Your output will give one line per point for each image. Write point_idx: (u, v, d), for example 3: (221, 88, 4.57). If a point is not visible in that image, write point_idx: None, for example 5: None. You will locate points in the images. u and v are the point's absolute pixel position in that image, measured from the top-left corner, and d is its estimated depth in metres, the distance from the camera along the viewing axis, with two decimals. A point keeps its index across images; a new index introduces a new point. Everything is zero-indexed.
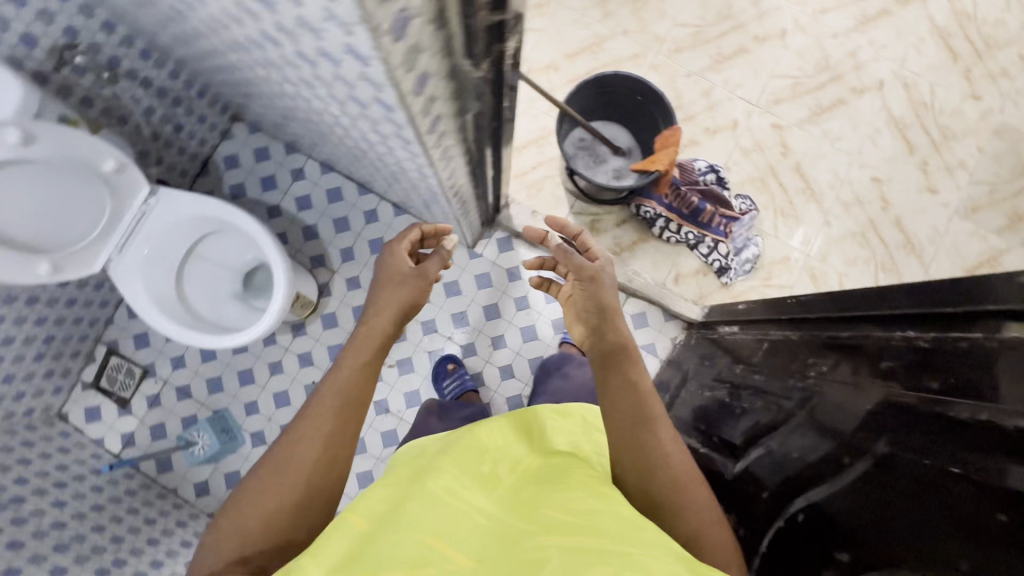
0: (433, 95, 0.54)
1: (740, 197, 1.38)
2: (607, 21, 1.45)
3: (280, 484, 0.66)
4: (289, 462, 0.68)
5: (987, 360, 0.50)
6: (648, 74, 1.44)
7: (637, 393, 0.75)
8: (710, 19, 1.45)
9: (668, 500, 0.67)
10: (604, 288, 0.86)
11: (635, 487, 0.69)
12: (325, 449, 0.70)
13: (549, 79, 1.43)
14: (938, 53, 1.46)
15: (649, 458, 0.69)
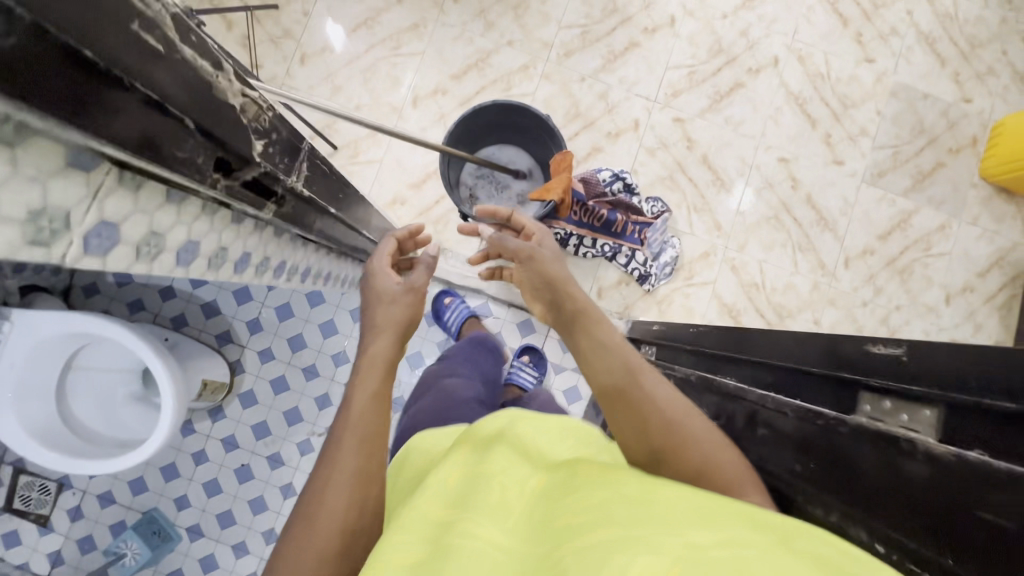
0: (225, 244, 0.48)
1: (651, 200, 1.35)
2: (490, 33, 1.38)
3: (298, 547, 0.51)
4: (312, 510, 0.53)
5: (837, 450, 0.49)
6: (541, 85, 1.38)
7: (621, 344, 0.68)
8: (596, 17, 1.40)
9: (679, 451, 0.57)
10: (545, 261, 0.85)
11: (643, 450, 0.58)
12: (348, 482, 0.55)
13: (435, 106, 1.36)
14: (829, 18, 1.45)
15: (647, 409, 0.60)
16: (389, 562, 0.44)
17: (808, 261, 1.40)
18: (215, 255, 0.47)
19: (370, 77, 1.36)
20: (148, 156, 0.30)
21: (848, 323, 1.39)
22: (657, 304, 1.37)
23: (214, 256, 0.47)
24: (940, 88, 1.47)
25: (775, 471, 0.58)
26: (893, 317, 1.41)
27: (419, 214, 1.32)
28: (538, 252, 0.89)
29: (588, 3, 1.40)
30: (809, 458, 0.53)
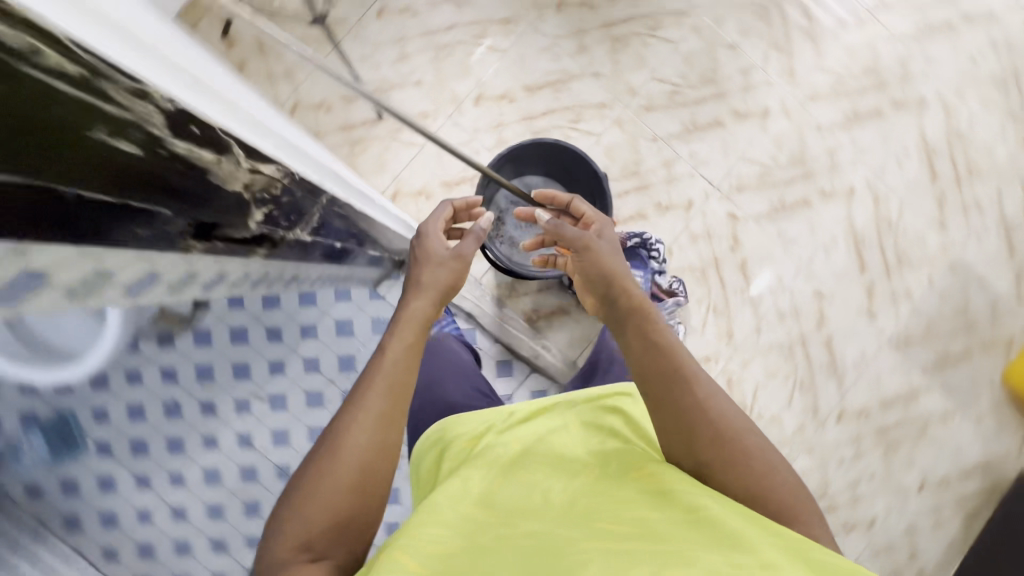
0: (107, 273, 0.37)
1: (674, 278, 1.28)
2: (579, 58, 1.29)
3: (317, 494, 0.58)
4: (332, 463, 0.60)
5: None
6: (610, 130, 1.29)
7: (681, 349, 0.70)
8: (691, 81, 1.31)
9: (720, 468, 0.63)
10: (603, 256, 0.83)
11: (684, 459, 0.65)
12: (371, 449, 0.61)
13: (496, 111, 1.27)
14: (920, 171, 1.38)
15: (696, 415, 0.65)
16: (423, 551, 0.53)
17: (804, 402, 1.34)
18: (94, 279, 0.37)
19: (442, 56, 1.26)
20: (90, 235, 0.32)
21: (817, 476, 1.35)
22: None
23: (90, 281, 0.37)
24: (998, 280, 1.40)
25: None
26: (862, 485, 1.36)
27: None
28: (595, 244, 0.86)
29: (689, 64, 1.31)
30: None
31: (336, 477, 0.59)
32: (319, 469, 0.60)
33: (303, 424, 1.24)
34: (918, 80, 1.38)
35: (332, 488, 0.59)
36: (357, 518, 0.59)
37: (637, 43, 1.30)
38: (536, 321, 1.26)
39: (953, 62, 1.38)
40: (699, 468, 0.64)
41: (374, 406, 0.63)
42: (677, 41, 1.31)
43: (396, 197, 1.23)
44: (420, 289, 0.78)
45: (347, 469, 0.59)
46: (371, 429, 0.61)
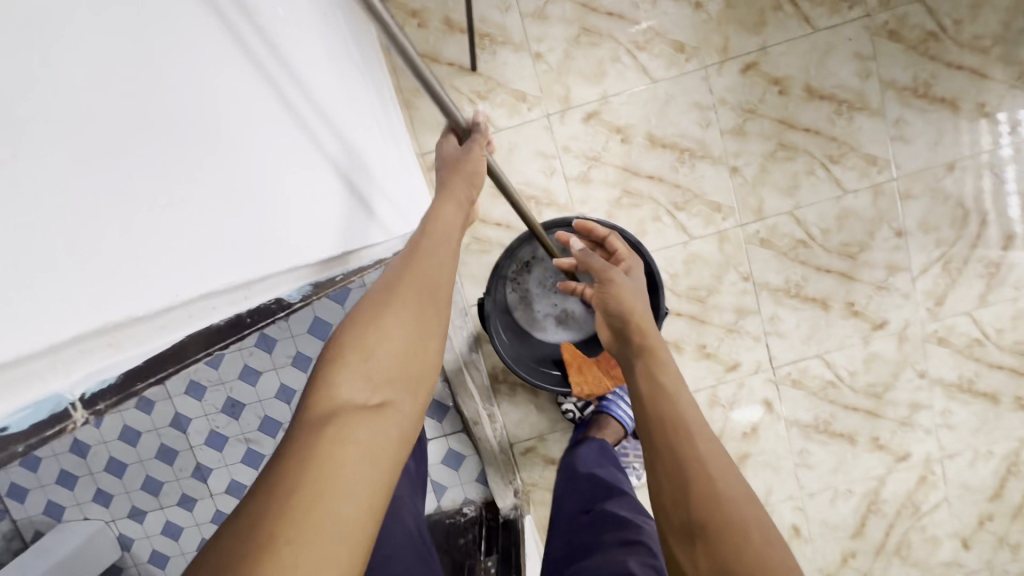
0: None
1: None
2: (729, 140, 1.01)
3: (376, 324, 0.45)
4: (389, 293, 0.48)
5: None
6: (706, 239, 1.04)
7: (682, 403, 0.59)
8: (828, 241, 1.04)
9: (718, 533, 0.48)
10: (623, 288, 0.74)
11: (676, 518, 0.51)
12: (424, 287, 0.49)
13: (601, 143, 1.01)
14: (987, 479, 1.15)
15: (691, 464, 0.53)
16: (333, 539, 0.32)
17: None
18: None
19: (583, 41, 0.98)
20: None
21: None
22: None
23: None
24: None
25: None
26: None
27: None
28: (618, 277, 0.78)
29: (839, 223, 1.04)
30: None
31: (399, 313, 0.46)
32: (374, 309, 0.46)
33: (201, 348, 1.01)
34: None
35: (391, 320, 0.45)
36: (414, 369, 0.45)
37: (802, 164, 1.02)
38: (498, 381, 1.11)
39: None
40: (690, 531, 0.49)
41: (431, 248, 0.53)
42: (846, 190, 1.03)
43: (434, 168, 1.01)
44: (463, 178, 0.65)
45: (412, 291, 0.48)
46: (430, 266, 0.51)
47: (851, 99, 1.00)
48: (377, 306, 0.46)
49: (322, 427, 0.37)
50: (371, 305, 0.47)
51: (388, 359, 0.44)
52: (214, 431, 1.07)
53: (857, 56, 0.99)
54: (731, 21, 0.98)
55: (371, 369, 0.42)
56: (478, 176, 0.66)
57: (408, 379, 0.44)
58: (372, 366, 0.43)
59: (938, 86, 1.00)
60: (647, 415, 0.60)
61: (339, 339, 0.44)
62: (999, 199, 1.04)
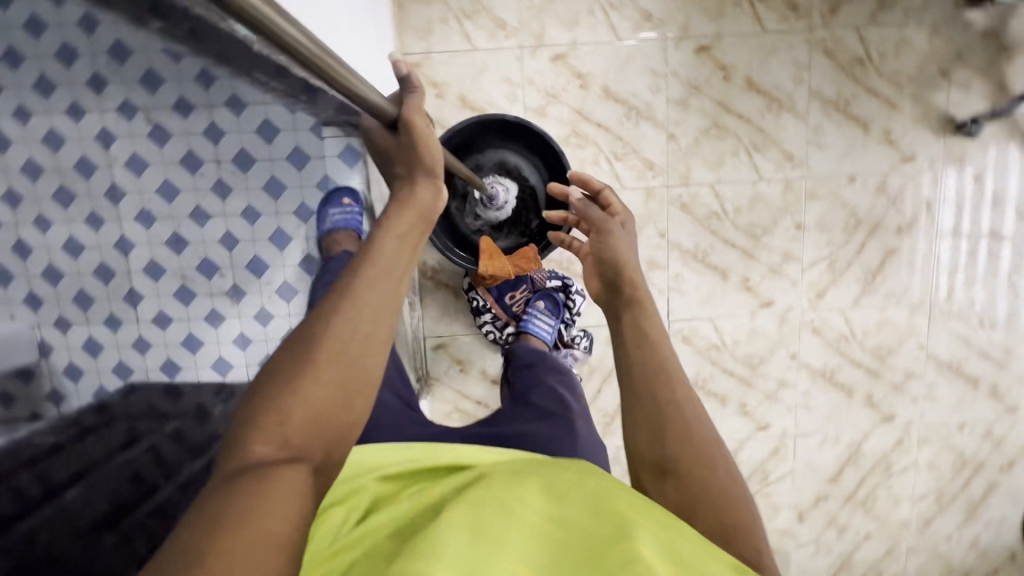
0: None
1: (582, 331, 1.20)
2: (673, 109, 1.14)
3: (292, 387, 0.41)
4: (308, 352, 0.43)
5: None
6: (635, 192, 1.17)
7: (660, 353, 0.60)
8: (738, 219, 1.18)
9: (686, 469, 0.53)
10: (619, 241, 0.69)
11: (649, 456, 0.55)
12: (354, 336, 0.44)
13: (562, 83, 1.12)
14: (830, 463, 1.31)
15: (668, 413, 0.56)
16: None
17: None
18: None
19: None
20: None
21: None
22: (456, 408, 1.24)
23: None
24: None
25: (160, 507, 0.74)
26: None
27: (431, 118, 1.13)
28: (613, 229, 0.71)
29: (750, 205, 1.18)
30: None
31: (329, 353, 0.43)
32: (304, 347, 0.43)
33: (159, 171, 0.88)
34: (904, 398, 1.28)
35: (321, 368, 0.42)
36: (342, 417, 0.43)
37: (729, 145, 1.15)
38: (425, 278, 1.20)
39: (944, 411, 1.30)
40: (663, 467, 0.54)
41: (382, 264, 0.49)
42: (762, 178, 1.17)
43: (411, 69, 1.11)
44: (422, 175, 0.59)
45: (332, 347, 0.43)
46: (365, 308, 0.46)
47: (782, 98, 1.14)
48: (295, 368, 0.42)
49: (232, 485, 0.36)
50: (289, 365, 0.42)
51: (311, 409, 0.41)
52: None
53: (794, 64, 1.13)
54: (696, 4, 1.11)
55: (290, 423, 0.40)
56: (434, 165, 0.60)
57: (329, 432, 0.42)
58: (287, 432, 0.40)
59: (855, 107, 1.15)
60: (632, 366, 0.59)
61: (262, 385, 0.42)
62: (886, 217, 1.20)
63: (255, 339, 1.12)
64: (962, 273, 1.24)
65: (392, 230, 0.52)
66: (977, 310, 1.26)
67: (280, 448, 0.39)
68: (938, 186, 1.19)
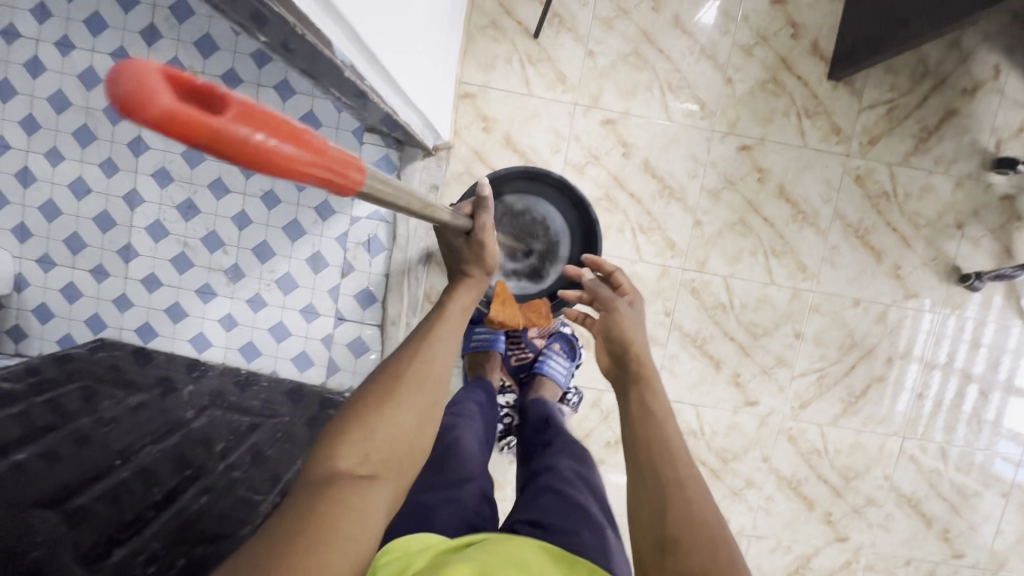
0: None
1: (576, 389, 1.16)
2: (706, 197, 1.17)
3: (381, 410, 0.45)
4: (395, 381, 0.48)
5: (124, 548, 0.62)
6: (652, 266, 1.18)
7: (668, 434, 0.53)
8: (743, 314, 1.21)
9: (690, 550, 0.43)
10: (627, 322, 0.67)
11: (650, 534, 0.46)
12: (434, 375, 0.50)
13: (606, 147, 1.14)
14: (777, 570, 1.31)
15: (670, 492, 0.48)
16: None
17: None
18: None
19: (630, 61, 1.13)
20: None
21: None
22: None
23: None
24: None
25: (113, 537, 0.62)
26: None
27: (473, 148, 1.14)
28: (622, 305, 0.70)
29: (757, 305, 1.21)
30: (151, 551, 0.63)
31: (411, 380, 0.48)
32: (392, 376, 0.48)
33: (216, 168, 1.07)
34: (861, 521, 1.30)
35: (401, 397, 0.47)
36: (415, 441, 0.47)
37: (750, 243, 1.18)
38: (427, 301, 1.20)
39: (894, 543, 1.32)
40: (661, 547, 0.45)
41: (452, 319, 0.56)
42: (773, 281, 1.20)
43: (465, 97, 1.12)
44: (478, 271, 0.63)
45: (416, 381, 0.48)
46: (444, 356, 0.52)
47: (807, 212, 1.18)
48: (385, 393, 0.47)
49: (320, 494, 0.39)
50: (379, 390, 0.47)
51: (392, 428, 0.45)
52: (160, 223, 1.07)
53: (826, 182, 1.17)
54: (748, 105, 1.15)
55: (372, 442, 0.44)
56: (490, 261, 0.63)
57: (401, 460, 0.45)
58: (373, 452, 0.43)
59: (873, 236, 1.20)
60: (635, 442, 0.53)
61: (348, 405, 0.46)
62: (880, 345, 1.24)
63: (240, 323, 1.13)
64: (937, 414, 1.28)
65: (456, 299, 0.59)
66: (944, 451, 1.29)
67: (364, 465, 0.42)
68: (930, 327, 1.24)
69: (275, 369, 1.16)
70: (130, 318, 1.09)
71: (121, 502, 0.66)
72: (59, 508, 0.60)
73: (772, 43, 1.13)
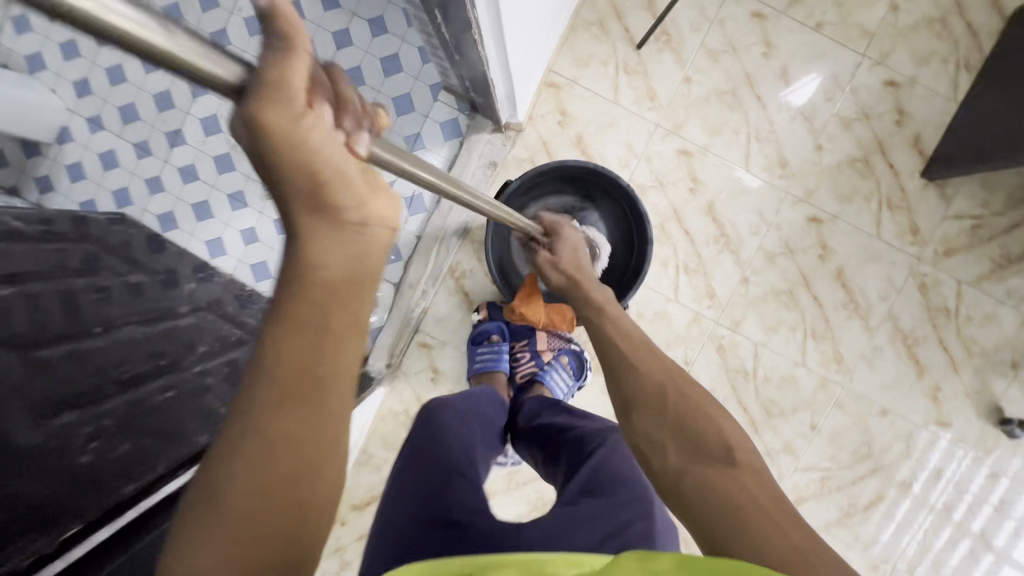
0: None
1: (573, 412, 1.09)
2: (761, 256, 1.11)
3: (198, 536, 0.33)
4: (212, 497, 0.33)
5: (53, 436, 0.54)
6: (685, 310, 1.12)
7: (645, 342, 0.66)
8: (763, 386, 1.14)
9: (653, 407, 0.57)
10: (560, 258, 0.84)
11: (620, 402, 0.60)
12: (265, 464, 0.33)
13: (674, 176, 1.10)
14: None
15: (627, 369, 0.61)
16: None
17: None
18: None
19: (724, 98, 1.09)
20: None
21: None
22: (403, 412, 1.13)
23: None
24: None
25: (57, 398, 0.57)
26: None
27: (542, 137, 1.10)
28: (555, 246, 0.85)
29: (780, 381, 1.13)
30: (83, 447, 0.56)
31: (231, 488, 0.33)
32: (208, 481, 0.34)
33: None
34: None
35: (218, 517, 0.33)
36: (267, 550, 0.34)
37: (792, 317, 1.12)
38: (449, 276, 1.15)
39: None
40: (627, 407, 0.59)
41: (286, 357, 0.33)
42: (804, 363, 1.13)
43: (550, 86, 1.09)
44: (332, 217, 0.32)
45: (241, 491, 0.33)
46: (272, 439, 0.33)
47: (860, 303, 1.12)
48: (204, 518, 0.33)
49: None
50: (199, 507, 0.33)
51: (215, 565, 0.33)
52: (214, 117, 1.07)
53: (888, 279, 1.11)
54: (831, 179, 1.10)
55: None
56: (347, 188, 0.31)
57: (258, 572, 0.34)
58: None
59: (920, 349, 1.12)
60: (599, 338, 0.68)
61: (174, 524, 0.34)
62: (898, 464, 1.15)
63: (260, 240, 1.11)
64: (942, 563, 1.15)
65: (281, 313, 0.33)
66: None
67: None
68: (954, 461, 1.15)
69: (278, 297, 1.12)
70: (156, 203, 1.11)
71: (84, 371, 0.61)
72: (26, 355, 0.56)
73: (874, 123, 1.09)
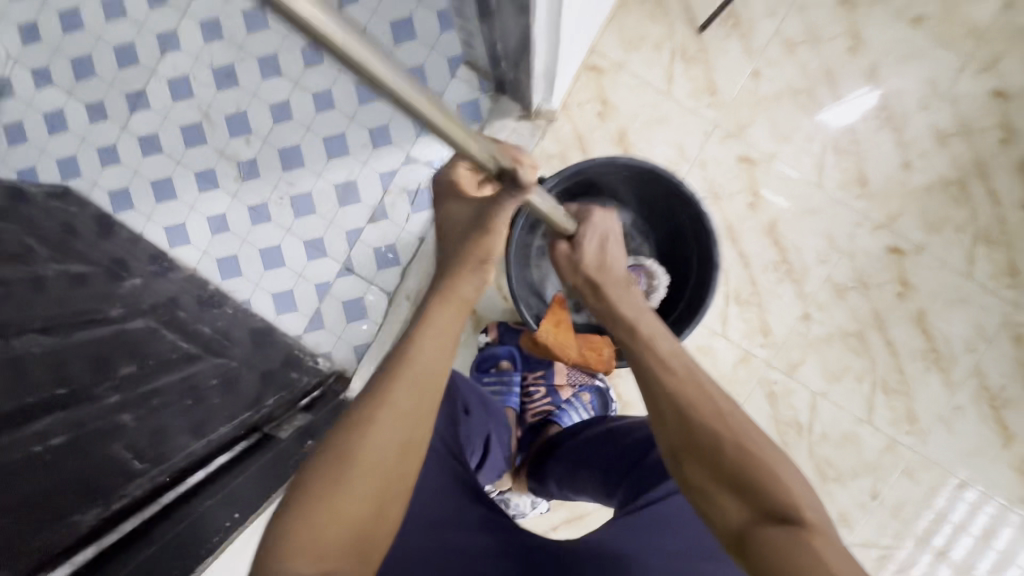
0: None
1: None
2: (828, 288, 0.93)
3: (327, 505, 0.38)
4: (344, 472, 0.39)
5: None
6: (734, 347, 0.94)
7: (689, 365, 0.52)
8: (820, 444, 0.95)
9: (712, 450, 0.45)
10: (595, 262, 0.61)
11: (664, 443, 0.48)
12: (394, 447, 0.41)
13: (732, 188, 0.92)
14: None
15: (674, 403, 0.48)
16: None
17: None
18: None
19: (798, 99, 0.91)
20: None
21: None
22: None
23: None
24: None
25: None
26: None
27: (577, 130, 0.92)
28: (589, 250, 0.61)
29: (841, 439, 0.95)
30: None
31: (361, 468, 0.39)
32: (337, 464, 0.39)
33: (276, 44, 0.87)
34: None
35: (349, 486, 0.39)
36: (372, 526, 0.40)
37: (859, 364, 0.94)
38: None
39: None
40: (675, 453, 0.47)
41: (421, 364, 0.43)
42: (870, 420, 0.95)
43: (591, 70, 0.91)
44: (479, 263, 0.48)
45: (370, 468, 0.40)
46: (399, 424, 0.41)
47: (941, 353, 0.94)
48: (335, 490, 0.39)
49: None
50: (328, 478, 0.39)
51: (337, 528, 0.38)
52: (187, 79, 0.90)
53: (977, 327, 0.93)
54: (918, 203, 0.92)
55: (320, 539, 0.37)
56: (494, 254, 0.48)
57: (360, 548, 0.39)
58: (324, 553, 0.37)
59: (1009, 411, 0.94)
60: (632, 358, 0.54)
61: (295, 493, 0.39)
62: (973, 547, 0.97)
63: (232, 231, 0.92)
64: None
65: (426, 329, 0.45)
66: None
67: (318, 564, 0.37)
68: None
69: (248, 300, 0.93)
70: (109, 177, 0.92)
71: None
72: None
73: (974, 139, 0.91)
